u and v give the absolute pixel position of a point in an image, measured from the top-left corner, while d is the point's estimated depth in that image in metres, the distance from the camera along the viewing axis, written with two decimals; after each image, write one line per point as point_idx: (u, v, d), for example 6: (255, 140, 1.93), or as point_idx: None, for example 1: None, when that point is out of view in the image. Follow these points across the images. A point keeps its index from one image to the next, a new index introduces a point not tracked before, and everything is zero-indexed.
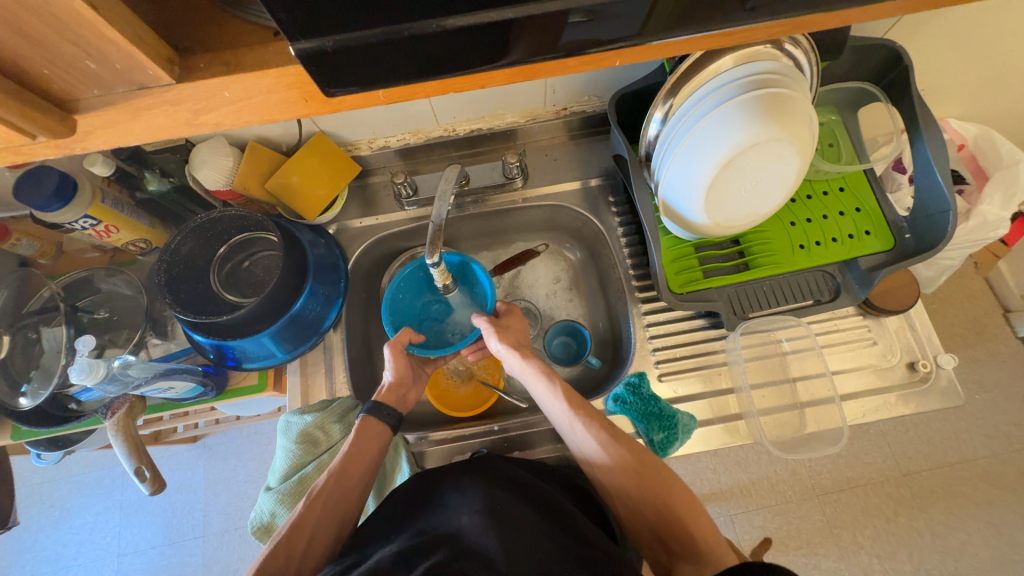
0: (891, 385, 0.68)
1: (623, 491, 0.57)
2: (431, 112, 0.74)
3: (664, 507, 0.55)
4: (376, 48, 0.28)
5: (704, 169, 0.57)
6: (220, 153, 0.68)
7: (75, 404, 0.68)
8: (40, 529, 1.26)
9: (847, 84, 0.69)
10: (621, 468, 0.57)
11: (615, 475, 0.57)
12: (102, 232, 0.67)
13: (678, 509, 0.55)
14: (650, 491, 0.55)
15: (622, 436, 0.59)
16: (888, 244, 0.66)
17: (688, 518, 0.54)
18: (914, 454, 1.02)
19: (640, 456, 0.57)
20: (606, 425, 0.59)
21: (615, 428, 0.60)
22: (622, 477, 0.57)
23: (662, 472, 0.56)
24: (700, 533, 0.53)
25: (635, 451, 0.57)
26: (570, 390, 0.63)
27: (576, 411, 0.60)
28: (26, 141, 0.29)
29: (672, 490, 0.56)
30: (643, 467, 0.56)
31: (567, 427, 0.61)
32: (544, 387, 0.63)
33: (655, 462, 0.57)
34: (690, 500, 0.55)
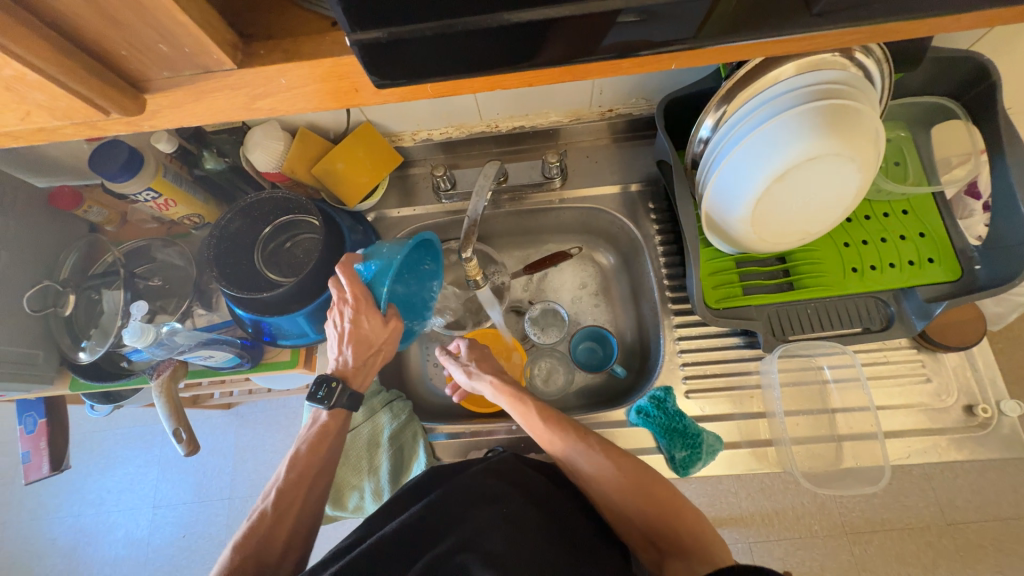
0: (943, 427, 0.63)
1: (611, 496, 0.57)
2: (475, 107, 0.74)
3: (651, 511, 0.55)
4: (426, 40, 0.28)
5: (754, 183, 0.54)
6: (272, 137, 0.71)
7: (126, 362, 0.74)
8: (89, 474, 1.37)
9: (922, 99, 0.64)
10: (601, 474, 0.57)
11: (599, 480, 0.57)
12: (162, 205, 0.72)
13: (665, 510, 0.55)
14: (636, 496, 0.55)
15: (599, 443, 0.58)
16: (954, 274, 0.61)
17: (678, 516, 0.54)
18: (962, 503, 0.94)
19: (619, 459, 0.57)
20: (581, 433, 0.59)
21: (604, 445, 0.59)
22: (606, 481, 0.56)
23: (642, 473, 0.56)
24: (688, 531, 0.53)
25: (613, 456, 0.57)
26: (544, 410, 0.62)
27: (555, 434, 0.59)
28: (99, 117, 0.31)
29: (658, 491, 0.55)
30: (623, 471, 0.56)
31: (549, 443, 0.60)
32: (518, 409, 0.63)
33: (637, 465, 0.57)
34: (676, 499, 0.55)
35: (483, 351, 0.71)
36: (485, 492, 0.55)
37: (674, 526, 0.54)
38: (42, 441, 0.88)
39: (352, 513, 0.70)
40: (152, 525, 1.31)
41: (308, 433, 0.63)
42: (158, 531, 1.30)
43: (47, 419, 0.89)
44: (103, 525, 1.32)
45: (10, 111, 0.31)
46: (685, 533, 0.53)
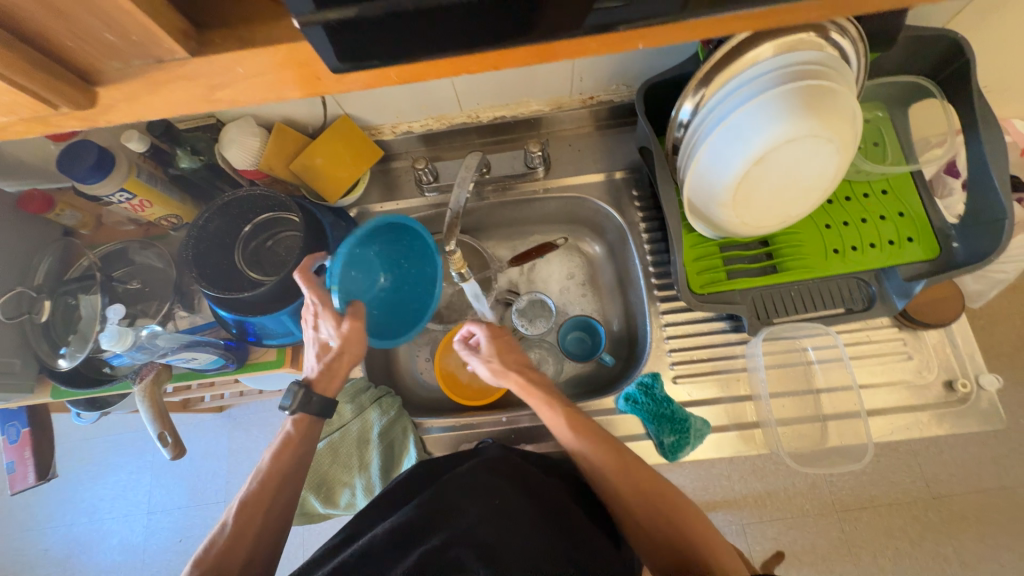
0: (925, 403, 0.64)
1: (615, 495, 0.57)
2: (454, 97, 0.74)
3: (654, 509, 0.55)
4: (384, 21, 0.27)
5: (734, 167, 0.55)
6: (248, 133, 0.70)
7: (108, 368, 0.72)
8: (80, 482, 1.35)
9: (898, 78, 0.64)
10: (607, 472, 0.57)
11: (604, 478, 0.57)
12: (137, 206, 0.70)
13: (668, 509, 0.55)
14: (639, 493, 0.56)
15: (608, 442, 0.59)
16: (933, 252, 0.62)
17: (681, 516, 0.55)
18: (947, 477, 0.96)
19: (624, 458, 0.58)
20: (597, 433, 0.59)
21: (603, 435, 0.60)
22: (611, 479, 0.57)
23: (645, 474, 0.57)
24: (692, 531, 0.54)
25: (618, 455, 0.58)
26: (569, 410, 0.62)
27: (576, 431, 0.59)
28: (50, 111, 0.30)
29: (660, 490, 0.56)
30: (627, 470, 0.57)
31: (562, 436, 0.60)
32: (543, 409, 0.62)
33: (640, 466, 0.58)
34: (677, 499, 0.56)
35: (504, 344, 0.67)
36: (475, 485, 0.55)
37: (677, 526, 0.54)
38: (27, 450, 0.87)
39: (344, 510, 0.69)
40: (147, 531, 1.29)
41: (278, 444, 0.62)
42: (153, 537, 1.29)
43: (30, 427, 0.87)
44: (97, 534, 1.31)
45: None
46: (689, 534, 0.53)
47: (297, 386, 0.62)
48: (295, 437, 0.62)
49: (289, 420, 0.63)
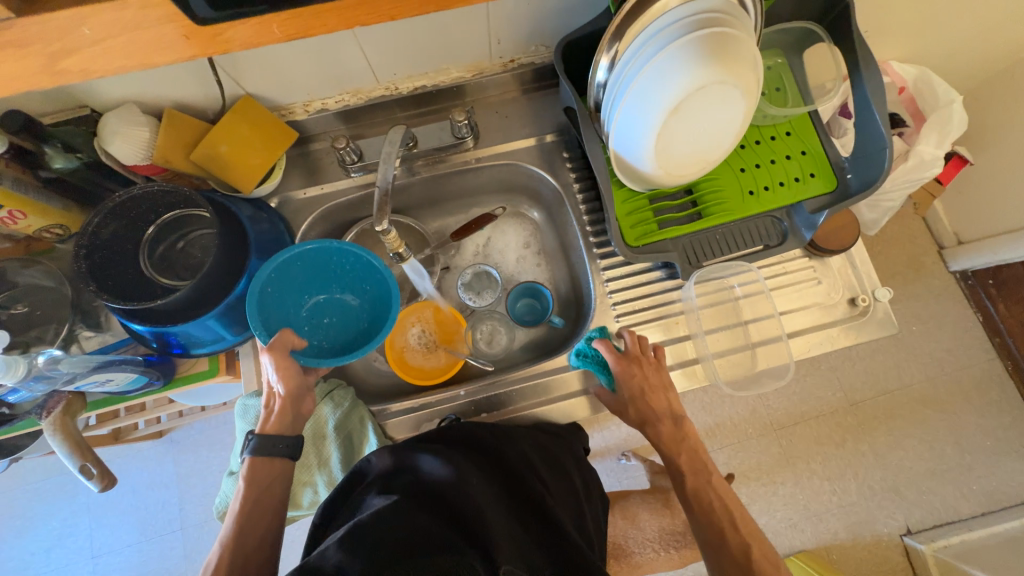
0: (834, 319, 0.72)
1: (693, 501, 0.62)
2: (366, 67, 0.69)
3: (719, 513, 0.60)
4: None
5: (652, 118, 0.56)
6: (132, 123, 0.62)
7: (4, 407, 0.63)
8: (2, 540, 1.20)
9: (791, 25, 0.68)
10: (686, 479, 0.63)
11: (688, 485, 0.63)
12: (6, 217, 0.61)
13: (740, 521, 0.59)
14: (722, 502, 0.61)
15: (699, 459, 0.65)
16: (831, 185, 0.68)
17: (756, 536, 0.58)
18: (860, 385, 1.10)
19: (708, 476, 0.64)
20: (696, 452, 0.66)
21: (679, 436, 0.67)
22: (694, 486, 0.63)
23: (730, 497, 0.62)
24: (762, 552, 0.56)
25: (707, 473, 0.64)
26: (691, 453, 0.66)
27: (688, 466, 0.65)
28: None
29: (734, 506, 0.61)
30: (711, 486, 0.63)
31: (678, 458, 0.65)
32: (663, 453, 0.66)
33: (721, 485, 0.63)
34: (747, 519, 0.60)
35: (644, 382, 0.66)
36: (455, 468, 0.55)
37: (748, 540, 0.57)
38: None
39: (308, 510, 0.68)
40: None
41: (240, 492, 0.57)
42: None
43: None
44: None
45: None
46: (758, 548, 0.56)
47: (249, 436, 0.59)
48: (256, 480, 0.58)
49: (245, 463, 0.59)
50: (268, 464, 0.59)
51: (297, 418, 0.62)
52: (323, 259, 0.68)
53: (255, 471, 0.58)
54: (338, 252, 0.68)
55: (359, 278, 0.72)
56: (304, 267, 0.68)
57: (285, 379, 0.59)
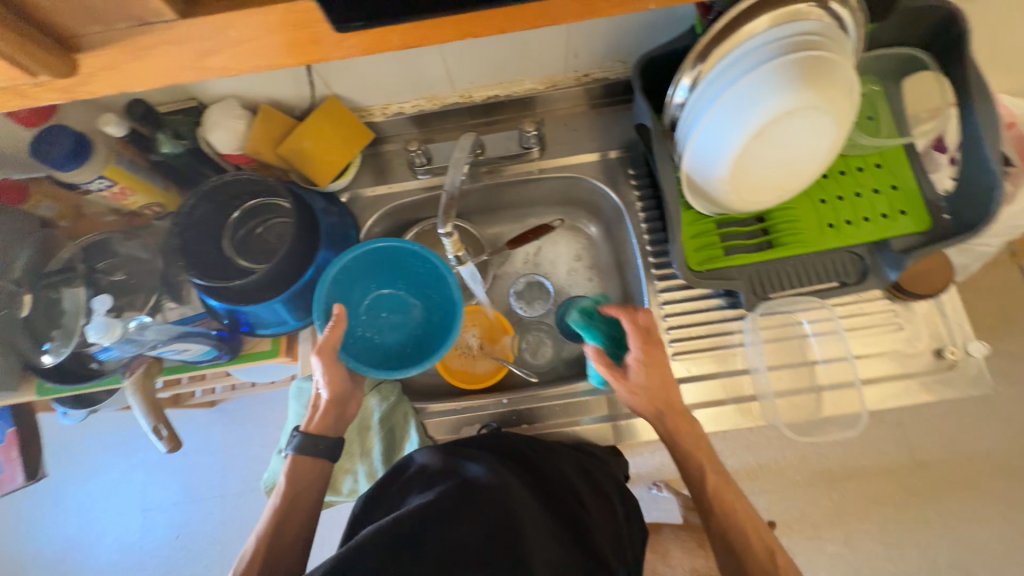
0: (915, 370, 0.66)
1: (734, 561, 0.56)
2: (445, 76, 0.72)
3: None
4: None
5: (732, 141, 0.54)
6: (231, 116, 0.67)
7: (95, 363, 0.70)
8: (69, 482, 1.32)
9: (894, 51, 0.64)
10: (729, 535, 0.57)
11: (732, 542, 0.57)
12: (118, 194, 0.69)
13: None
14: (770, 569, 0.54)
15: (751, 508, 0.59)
16: (924, 225, 0.62)
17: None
18: (930, 444, 0.99)
19: (761, 533, 0.57)
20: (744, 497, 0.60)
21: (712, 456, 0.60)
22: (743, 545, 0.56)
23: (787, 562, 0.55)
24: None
25: (760, 529, 0.57)
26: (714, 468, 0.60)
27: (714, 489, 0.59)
28: (26, 80, 0.29)
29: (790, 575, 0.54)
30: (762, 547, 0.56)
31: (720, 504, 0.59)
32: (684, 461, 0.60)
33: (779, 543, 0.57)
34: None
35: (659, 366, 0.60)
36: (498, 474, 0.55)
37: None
38: (13, 451, 0.84)
39: (347, 497, 0.70)
40: (142, 528, 1.28)
41: (280, 489, 0.60)
42: (149, 534, 1.28)
43: (16, 427, 0.84)
44: (90, 533, 1.29)
45: None
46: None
47: (293, 434, 0.62)
48: (295, 479, 0.61)
49: (287, 460, 0.62)
50: (307, 466, 0.61)
51: (340, 420, 0.64)
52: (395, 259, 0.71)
53: (295, 470, 0.61)
54: (410, 257, 0.71)
55: (423, 284, 0.75)
56: (375, 262, 0.72)
57: (331, 383, 0.61)
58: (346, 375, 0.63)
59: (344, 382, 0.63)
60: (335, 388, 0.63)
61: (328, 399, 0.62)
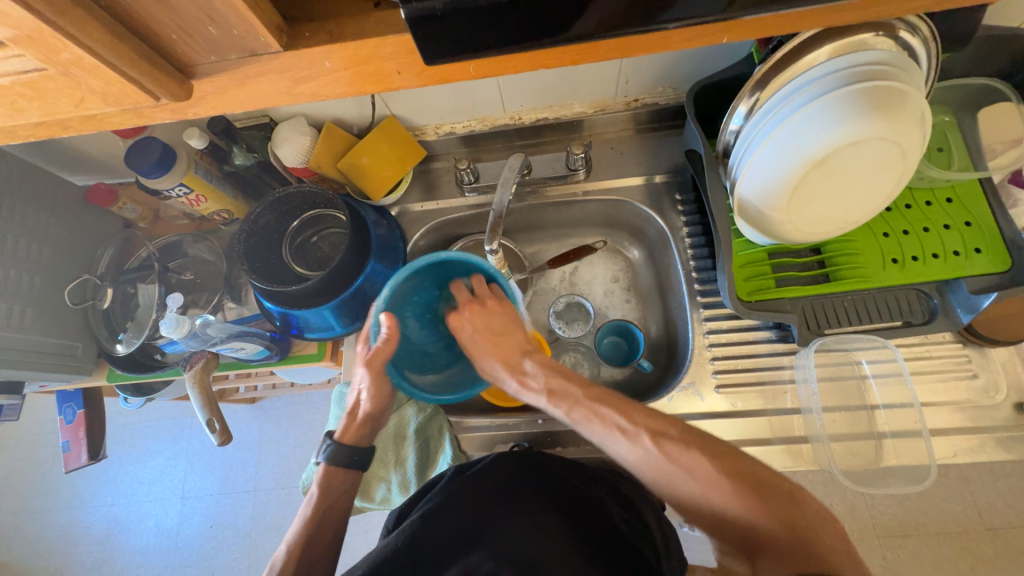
0: (991, 425, 0.60)
1: (694, 504, 0.49)
2: (499, 99, 0.74)
3: (730, 512, 0.47)
4: (485, 11, 0.27)
5: (790, 170, 0.53)
6: (299, 132, 0.72)
7: (159, 354, 0.75)
8: (120, 464, 1.41)
9: (966, 82, 0.62)
10: (669, 481, 0.50)
11: (673, 486, 0.49)
12: (193, 200, 0.74)
13: (771, 515, 0.45)
14: (717, 497, 0.47)
15: (669, 421, 0.53)
16: (1003, 265, 0.58)
17: (806, 521, 0.45)
18: (1003, 509, 0.92)
19: (692, 447, 0.50)
20: (641, 413, 0.54)
21: (660, 429, 0.52)
22: (693, 484, 0.48)
23: (736, 474, 0.48)
24: (813, 542, 0.43)
25: (687, 442, 0.51)
26: (612, 409, 0.55)
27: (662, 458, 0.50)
28: (149, 103, 0.32)
29: (764, 486, 0.47)
30: (702, 471, 0.48)
31: (608, 443, 0.54)
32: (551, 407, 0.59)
33: (716, 444, 0.51)
34: (791, 495, 0.47)
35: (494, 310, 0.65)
36: (508, 491, 0.57)
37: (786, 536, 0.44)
38: (80, 431, 0.91)
39: (379, 505, 0.71)
40: (181, 515, 1.34)
41: (312, 498, 0.61)
42: (186, 521, 1.33)
43: (84, 409, 0.91)
44: (134, 515, 1.36)
45: (64, 99, 0.31)
46: (808, 546, 0.43)
47: (326, 441, 0.63)
48: (328, 490, 0.61)
49: (319, 469, 0.62)
50: (336, 476, 0.62)
51: (374, 431, 0.65)
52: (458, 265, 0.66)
53: (327, 481, 0.61)
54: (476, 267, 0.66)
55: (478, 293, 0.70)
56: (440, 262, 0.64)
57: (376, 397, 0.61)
58: (387, 391, 0.61)
59: (385, 395, 0.62)
60: (377, 402, 0.62)
61: (368, 411, 0.62)
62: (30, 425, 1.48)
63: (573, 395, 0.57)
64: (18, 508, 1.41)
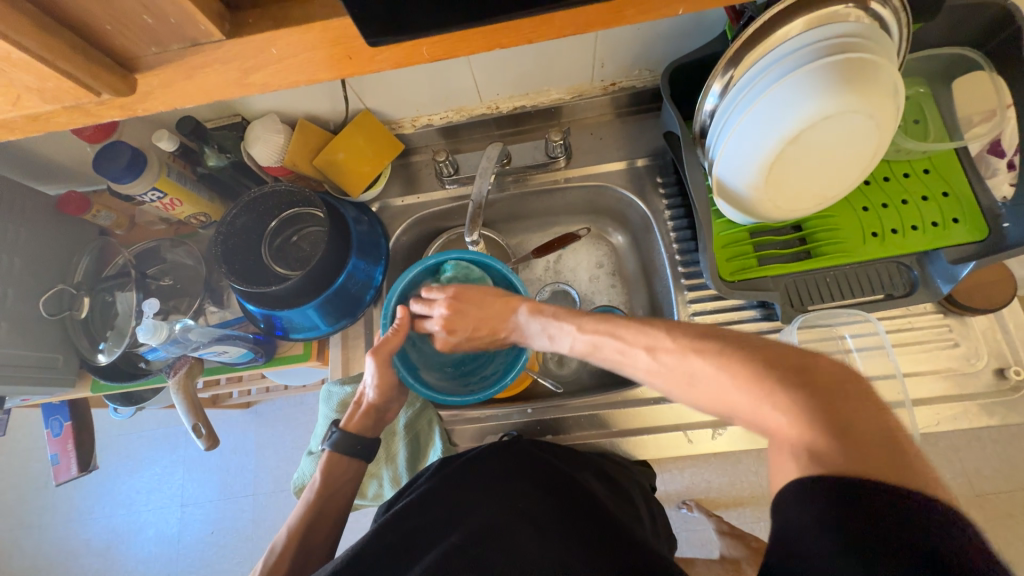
0: (973, 392, 0.61)
1: (719, 407, 0.42)
2: (473, 87, 0.73)
3: (749, 411, 0.39)
4: None
5: (768, 147, 0.53)
6: (272, 130, 0.71)
7: (143, 362, 0.74)
8: (117, 476, 1.40)
9: (940, 52, 0.62)
10: (681, 388, 0.45)
11: (687, 397, 0.44)
12: (168, 204, 0.73)
13: (799, 404, 0.36)
14: (728, 390, 0.40)
15: (665, 326, 0.47)
16: (980, 234, 0.58)
17: (836, 386, 0.36)
18: (991, 474, 0.95)
19: (696, 348, 0.43)
20: (638, 325, 0.49)
21: (676, 331, 0.46)
22: (706, 390, 0.42)
23: (753, 358, 0.40)
24: (839, 416, 0.35)
25: (690, 344, 0.44)
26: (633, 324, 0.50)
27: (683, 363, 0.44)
28: (92, 100, 0.31)
29: (789, 370, 0.38)
30: (709, 372, 0.42)
31: (620, 365, 0.50)
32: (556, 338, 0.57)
33: (733, 335, 0.43)
34: (824, 371, 0.38)
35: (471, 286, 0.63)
36: (490, 481, 0.56)
37: (802, 414, 0.36)
38: (69, 444, 0.90)
39: (372, 501, 0.71)
40: (181, 523, 1.34)
41: (313, 486, 0.62)
42: (187, 529, 1.33)
43: (72, 421, 0.90)
44: (134, 525, 1.35)
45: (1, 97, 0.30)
46: (833, 420, 0.34)
47: (332, 429, 0.64)
48: (329, 480, 0.62)
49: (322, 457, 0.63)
50: (336, 465, 0.63)
51: (379, 423, 0.65)
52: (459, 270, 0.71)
53: (330, 470, 0.62)
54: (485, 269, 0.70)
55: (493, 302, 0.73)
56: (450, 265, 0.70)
57: (379, 390, 0.62)
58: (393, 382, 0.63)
59: (390, 385, 0.63)
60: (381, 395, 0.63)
61: (372, 401, 0.63)
62: (21, 440, 1.46)
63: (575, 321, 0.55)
64: (15, 525, 1.39)
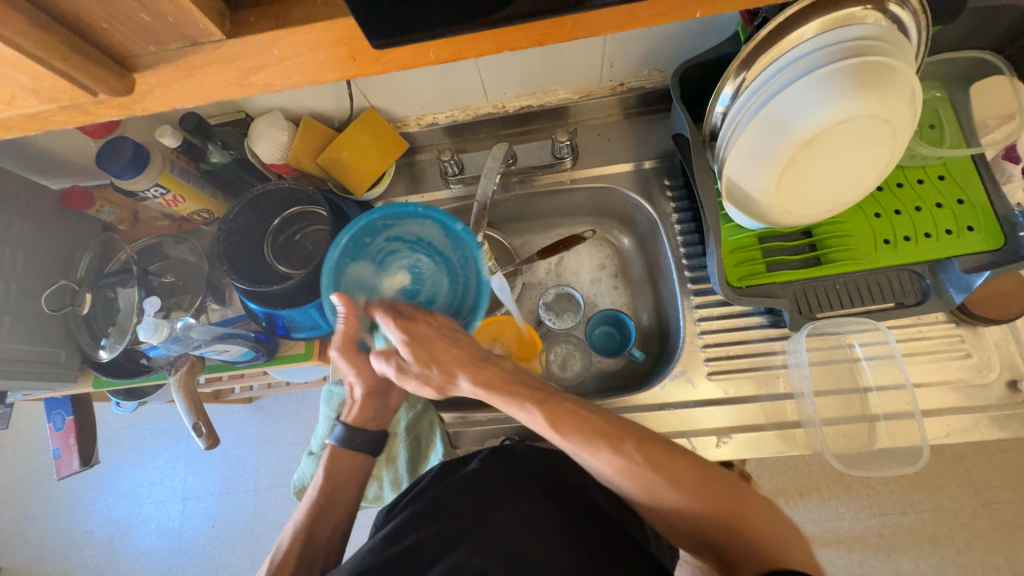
0: (985, 404, 0.60)
1: (662, 508, 0.52)
2: (479, 85, 0.72)
3: (710, 523, 0.50)
4: None
5: (779, 151, 0.52)
6: (276, 127, 0.70)
7: (144, 358, 0.74)
8: (119, 468, 1.40)
9: (959, 55, 0.60)
10: (650, 491, 0.51)
11: (656, 496, 0.51)
12: (170, 201, 0.73)
13: (742, 530, 0.49)
14: (694, 507, 0.50)
15: (634, 436, 0.53)
16: (996, 242, 0.57)
17: (754, 515, 0.50)
18: (998, 484, 0.95)
19: (675, 458, 0.52)
20: (613, 423, 0.54)
21: (651, 442, 0.53)
22: (677, 496, 0.51)
23: (705, 473, 0.52)
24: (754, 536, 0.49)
25: (671, 452, 0.52)
26: (627, 428, 0.54)
27: (659, 467, 0.51)
28: (89, 98, 0.31)
29: (737, 495, 0.51)
30: (686, 481, 0.51)
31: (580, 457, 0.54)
32: (515, 410, 0.56)
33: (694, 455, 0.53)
34: (766, 511, 0.51)
35: (422, 331, 0.56)
36: (497, 488, 0.56)
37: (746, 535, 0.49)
38: (71, 438, 0.90)
39: (372, 503, 0.73)
40: (182, 517, 1.34)
41: (318, 482, 0.62)
42: (188, 522, 1.34)
43: (75, 416, 0.90)
44: (136, 517, 1.36)
45: None
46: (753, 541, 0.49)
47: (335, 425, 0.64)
48: (334, 474, 0.63)
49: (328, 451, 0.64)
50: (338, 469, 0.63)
51: (379, 412, 0.66)
52: (388, 232, 0.63)
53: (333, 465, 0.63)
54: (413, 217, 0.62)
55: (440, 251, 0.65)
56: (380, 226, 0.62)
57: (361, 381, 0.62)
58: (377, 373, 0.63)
59: (372, 375, 0.62)
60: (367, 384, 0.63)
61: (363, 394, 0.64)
62: (26, 432, 1.48)
63: (550, 401, 0.56)
64: (19, 516, 1.40)
